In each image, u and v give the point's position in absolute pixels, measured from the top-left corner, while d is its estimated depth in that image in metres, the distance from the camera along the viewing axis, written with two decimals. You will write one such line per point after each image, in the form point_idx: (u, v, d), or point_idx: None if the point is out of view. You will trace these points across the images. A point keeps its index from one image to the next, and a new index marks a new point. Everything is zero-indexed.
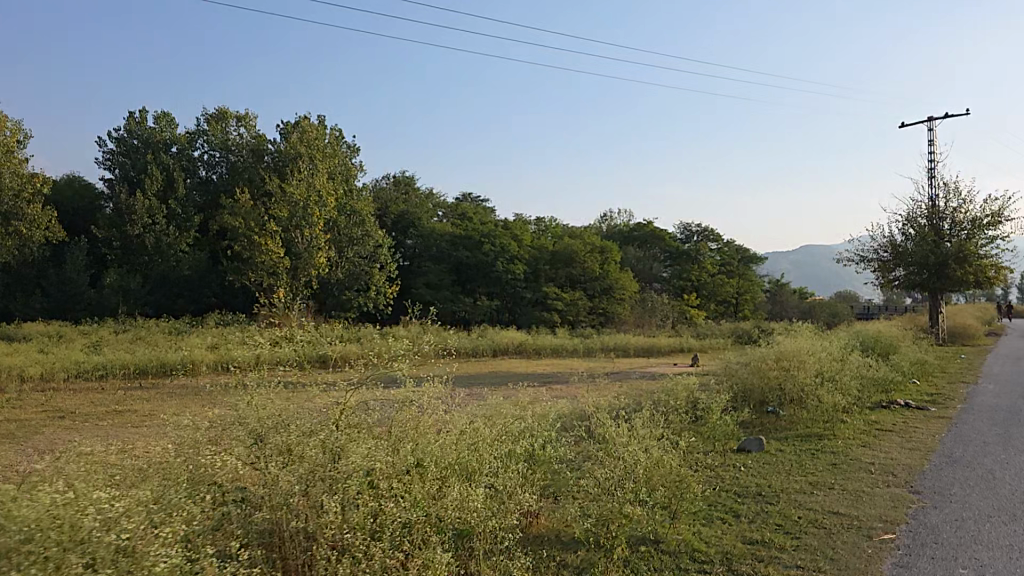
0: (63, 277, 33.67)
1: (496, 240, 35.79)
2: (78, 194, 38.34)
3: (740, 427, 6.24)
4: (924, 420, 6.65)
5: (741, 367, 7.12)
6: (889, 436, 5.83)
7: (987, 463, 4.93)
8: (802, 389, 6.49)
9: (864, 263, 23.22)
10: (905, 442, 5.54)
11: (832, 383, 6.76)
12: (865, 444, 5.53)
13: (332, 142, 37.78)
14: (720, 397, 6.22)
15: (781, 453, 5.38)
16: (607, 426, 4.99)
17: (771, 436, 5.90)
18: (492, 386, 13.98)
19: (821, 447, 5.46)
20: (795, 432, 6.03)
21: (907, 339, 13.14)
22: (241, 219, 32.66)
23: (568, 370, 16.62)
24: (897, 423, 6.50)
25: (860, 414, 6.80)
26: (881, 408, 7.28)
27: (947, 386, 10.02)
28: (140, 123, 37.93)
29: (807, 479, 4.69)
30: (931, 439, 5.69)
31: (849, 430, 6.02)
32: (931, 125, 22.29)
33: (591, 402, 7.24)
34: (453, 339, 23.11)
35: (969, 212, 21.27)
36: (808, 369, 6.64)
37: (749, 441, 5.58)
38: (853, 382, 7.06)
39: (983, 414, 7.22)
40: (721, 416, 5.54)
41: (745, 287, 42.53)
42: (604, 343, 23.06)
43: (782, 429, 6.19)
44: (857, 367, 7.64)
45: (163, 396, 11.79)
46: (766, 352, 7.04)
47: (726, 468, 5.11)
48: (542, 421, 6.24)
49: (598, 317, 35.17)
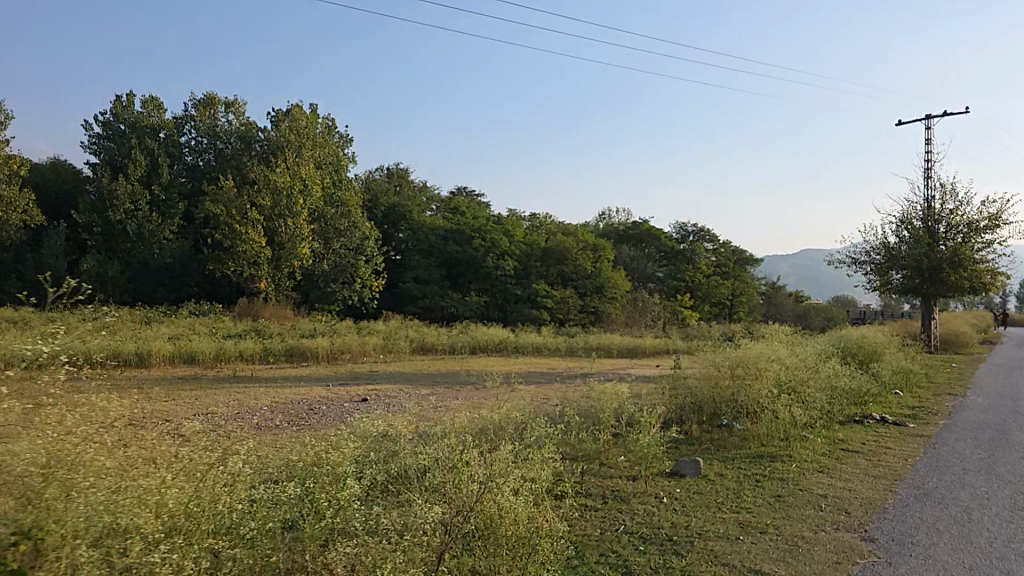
0: (40, 263, 33.16)
1: (486, 235, 34.90)
2: (61, 177, 37.68)
3: (680, 447, 5.45)
4: (899, 439, 5.89)
5: (690, 374, 6.37)
6: (851, 458, 5.03)
7: (963, 496, 4.13)
8: (758, 398, 5.67)
9: (856, 265, 22.41)
10: (870, 468, 4.74)
11: (794, 395, 5.96)
12: (824, 469, 4.72)
13: (324, 131, 36.96)
14: (648, 412, 5.42)
15: (720, 479, 4.59)
16: (499, 454, 4.22)
17: (712, 455, 5.13)
18: (456, 387, 13.19)
19: (766, 472, 4.66)
20: (744, 452, 5.21)
21: (894, 345, 12.38)
22: (222, 206, 31.25)
23: (544, 370, 15.74)
24: (864, 441, 5.71)
25: (824, 432, 6.02)
26: (853, 424, 6.52)
27: (933, 398, 9.23)
28: (126, 107, 37.05)
29: (739, 517, 3.89)
30: (902, 464, 4.91)
31: (808, 452, 5.21)
32: (931, 124, 21.49)
33: (525, 405, 6.45)
34: (432, 334, 22.33)
35: (965, 215, 20.47)
36: (766, 379, 5.81)
37: (682, 463, 4.80)
38: (822, 395, 6.26)
39: (966, 433, 6.44)
40: (649, 436, 4.77)
41: (740, 288, 41.79)
42: (588, 342, 22.19)
43: (728, 448, 5.36)
44: (830, 375, 6.85)
45: None
46: (722, 357, 6.22)
47: (648, 498, 4.35)
48: (456, 430, 5.46)
49: (588, 315, 34.22)
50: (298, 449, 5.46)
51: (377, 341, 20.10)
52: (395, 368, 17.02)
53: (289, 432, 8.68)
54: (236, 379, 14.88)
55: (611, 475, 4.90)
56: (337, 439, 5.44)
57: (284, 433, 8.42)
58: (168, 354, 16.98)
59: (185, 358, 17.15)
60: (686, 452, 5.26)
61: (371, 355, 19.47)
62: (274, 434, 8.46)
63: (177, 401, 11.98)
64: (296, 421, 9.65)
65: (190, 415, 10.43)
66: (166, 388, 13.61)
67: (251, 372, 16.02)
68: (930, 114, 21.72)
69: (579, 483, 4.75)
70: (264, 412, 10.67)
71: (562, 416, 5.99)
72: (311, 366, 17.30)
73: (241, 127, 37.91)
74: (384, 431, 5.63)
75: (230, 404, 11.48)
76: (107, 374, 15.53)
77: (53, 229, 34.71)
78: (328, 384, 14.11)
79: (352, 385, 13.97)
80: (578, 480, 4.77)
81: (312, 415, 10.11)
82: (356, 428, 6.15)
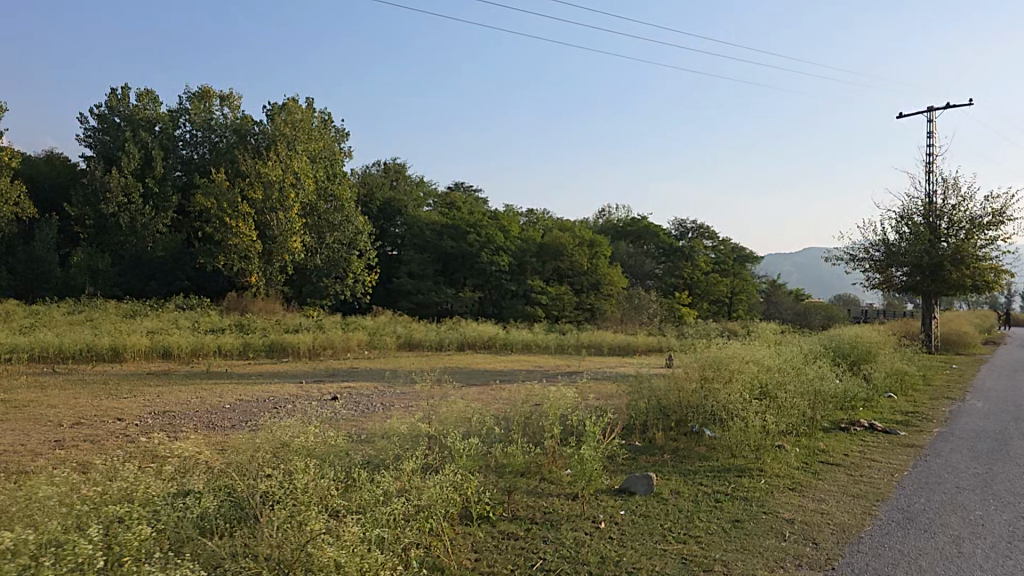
0: (32, 255, 32.73)
1: (482, 230, 34.12)
2: (55, 170, 37.23)
3: (639, 459, 4.90)
4: (889, 450, 5.33)
5: (657, 379, 5.78)
6: (829, 473, 4.50)
7: (954, 522, 3.57)
8: (728, 400, 5.04)
9: (854, 262, 21.79)
10: (848, 486, 4.19)
11: (770, 400, 5.39)
12: (796, 486, 4.19)
13: (320, 124, 36.42)
14: (596, 418, 4.87)
15: (674, 498, 4.07)
16: (403, 482, 3.69)
17: (670, 469, 4.60)
18: (432, 385, 12.66)
19: (725, 490, 4.17)
20: (708, 466, 4.67)
21: (889, 345, 11.80)
22: (213, 199, 30.62)
23: (529, 368, 15.15)
24: (847, 453, 5.13)
25: (803, 441, 5.48)
26: (836, 432, 5.98)
27: (931, 403, 8.62)
28: (121, 99, 36.56)
29: (681, 549, 3.35)
30: (886, 480, 4.37)
31: (783, 467, 4.66)
32: (933, 115, 20.81)
33: (477, 409, 5.87)
34: (419, 330, 21.83)
35: (967, 211, 19.81)
36: (737, 382, 5.26)
37: (632, 479, 4.25)
38: (803, 401, 5.67)
39: (963, 443, 5.86)
40: (592, 448, 4.24)
41: (739, 286, 41.12)
42: (579, 340, 21.61)
43: (694, 461, 4.81)
44: (814, 377, 6.25)
45: (63, 404, 10.64)
46: (692, 360, 5.66)
47: (584, 523, 3.80)
48: (390, 439, 4.90)
49: (584, 312, 33.57)
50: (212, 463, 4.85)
51: (361, 336, 19.56)
52: (376, 365, 16.44)
53: (243, 433, 8.11)
54: (210, 375, 14.36)
55: (548, 495, 4.35)
56: (255, 450, 4.86)
57: (235, 434, 7.85)
58: (145, 349, 16.50)
59: (161, 353, 16.65)
60: (642, 466, 4.72)
61: (356, 351, 18.91)
62: (225, 435, 7.89)
63: (142, 397, 11.48)
64: (254, 420, 9.07)
65: (148, 414, 9.89)
66: (134, 384, 13.09)
67: (227, 368, 15.47)
68: (933, 106, 21.02)
69: (502, 502, 4.24)
70: (224, 411, 10.10)
71: (509, 420, 5.43)
72: (293, 363, 16.75)
73: (236, 120, 37.35)
74: (314, 441, 5.03)
75: (192, 403, 10.93)
76: (79, 368, 15.02)
77: (45, 222, 34.32)
78: (301, 381, 13.56)
79: (327, 382, 13.42)
80: (504, 500, 4.24)
81: (274, 415, 9.52)
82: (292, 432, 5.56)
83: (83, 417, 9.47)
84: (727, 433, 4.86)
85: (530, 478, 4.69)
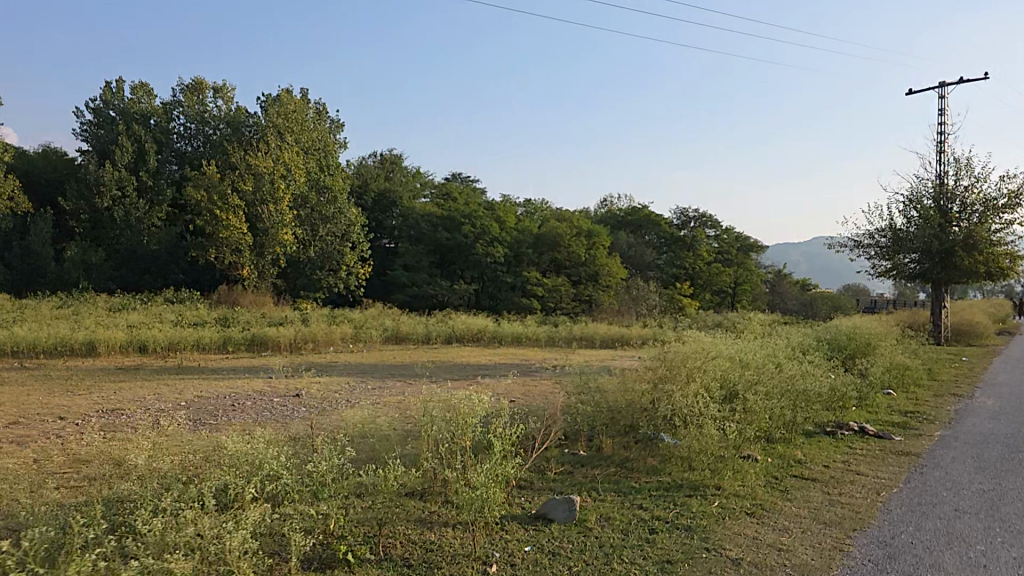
0: (27, 250, 32.27)
1: (477, 221, 33.38)
2: (51, 165, 36.71)
3: (579, 475, 4.37)
4: (873, 459, 4.72)
5: (608, 380, 5.15)
6: (802, 492, 3.97)
7: (949, 563, 3.00)
8: (687, 402, 4.40)
9: (859, 249, 20.85)
10: (815, 512, 3.66)
11: (735, 402, 4.80)
12: (755, 512, 3.69)
13: (315, 115, 35.79)
14: (516, 427, 4.25)
15: (594, 529, 3.54)
16: (199, 537, 3.10)
17: (612, 488, 4.10)
18: (406, 380, 12.01)
19: (667, 514, 3.67)
20: (655, 486, 4.14)
21: (891, 336, 11.01)
22: (204, 192, 30.04)
23: (514, 362, 14.42)
24: (827, 465, 4.55)
25: (774, 449, 4.90)
26: (815, 437, 5.37)
27: (936, 401, 7.84)
28: (116, 93, 36.03)
29: None
30: (868, 501, 3.80)
31: (743, 485, 4.13)
32: (942, 93, 19.78)
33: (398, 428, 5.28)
34: (406, 323, 21.16)
35: (981, 193, 18.82)
36: (694, 381, 4.66)
37: (550, 504, 3.74)
38: (777, 399, 5.06)
39: (965, 447, 5.23)
40: (495, 468, 3.68)
41: (744, 276, 40.20)
42: (571, 333, 20.88)
43: (642, 479, 4.28)
44: (794, 373, 5.60)
45: (12, 398, 10.04)
46: (654, 358, 5.03)
47: (470, 565, 3.23)
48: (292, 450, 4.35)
49: (582, 304, 32.85)
50: (95, 496, 4.21)
51: (346, 330, 18.97)
52: (357, 360, 15.78)
53: (181, 434, 7.36)
54: (180, 370, 13.68)
55: (442, 528, 3.79)
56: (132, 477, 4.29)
57: (170, 433, 7.07)
58: (120, 343, 15.85)
59: (137, 347, 16.00)
60: (574, 483, 4.23)
61: (339, 345, 18.30)
62: (158, 435, 7.12)
63: (100, 392, 10.86)
64: (202, 418, 8.38)
65: (95, 411, 9.04)
66: (97, 377, 12.43)
67: (200, 362, 14.79)
68: (943, 82, 19.97)
69: (375, 538, 3.66)
70: (177, 407, 9.32)
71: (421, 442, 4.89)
72: (272, 357, 16.14)
73: (230, 112, 36.78)
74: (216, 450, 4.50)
75: (150, 397, 10.29)
76: (50, 363, 14.36)
77: (40, 217, 33.84)
78: (270, 376, 12.91)
79: (296, 378, 12.77)
80: (377, 534, 3.68)
81: (227, 413, 8.84)
82: (201, 446, 4.89)
83: (23, 414, 8.76)
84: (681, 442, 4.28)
85: (428, 504, 4.15)
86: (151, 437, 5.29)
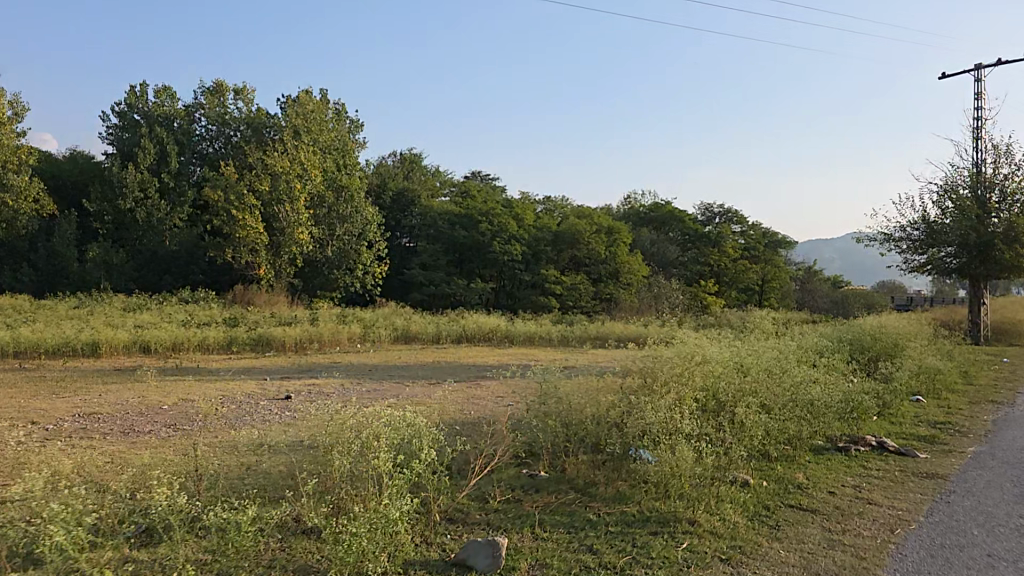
0: (51, 251, 32.67)
1: (494, 219, 32.86)
2: (77, 168, 37.12)
3: (532, 506, 4.05)
4: (872, 487, 4.30)
5: (574, 389, 4.96)
6: (792, 532, 3.60)
7: None
8: (659, 417, 4.19)
9: (889, 242, 19.77)
10: (797, 559, 3.27)
11: (718, 422, 4.58)
12: (731, 558, 3.32)
13: (334, 115, 35.68)
14: (431, 458, 3.87)
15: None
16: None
17: (564, 524, 3.78)
18: (403, 383, 11.50)
19: (624, 561, 3.32)
20: (612, 522, 3.79)
21: (921, 335, 10.18)
22: (221, 191, 30.02)
23: (521, 363, 13.90)
24: (832, 493, 4.19)
25: (763, 474, 4.54)
26: (821, 455, 4.98)
27: (969, 408, 7.08)
28: (140, 97, 36.22)
29: None
30: (870, 548, 3.37)
31: (714, 518, 3.77)
32: (979, 76, 18.61)
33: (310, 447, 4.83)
34: (418, 322, 20.74)
35: (1022, 180, 17.66)
36: (672, 399, 4.43)
37: (473, 548, 3.34)
38: (769, 418, 4.73)
39: (993, 467, 4.70)
40: (384, 510, 3.30)
41: (772, 273, 38.87)
42: (586, 331, 20.24)
43: (606, 510, 3.95)
44: (793, 386, 5.23)
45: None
46: (641, 374, 4.91)
47: None
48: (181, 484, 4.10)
49: (602, 302, 32.03)
50: None
51: (354, 329, 18.62)
52: (361, 360, 15.34)
53: (151, 438, 6.94)
54: (182, 371, 13.35)
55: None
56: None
57: (138, 440, 6.66)
58: (123, 342, 15.67)
59: (141, 347, 15.81)
60: (520, 514, 3.93)
61: (345, 345, 17.98)
62: (127, 441, 6.71)
63: (92, 391, 10.58)
64: (185, 421, 8.02)
65: (77, 412, 8.69)
66: (95, 377, 12.15)
67: (199, 364, 14.50)
68: (979, 64, 18.79)
69: None
70: (157, 410, 8.88)
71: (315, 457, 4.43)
72: (275, 357, 15.85)
73: (251, 114, 36.84)
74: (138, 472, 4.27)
75: (139, 398, 9.93)
76: (49, 363, 14.17)
77: (64, 218, 34.21)
78: (263, 378, 12.53)
79: (293, 379, 12.35)
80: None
81: (212, 415, 8.46)
82: (141, 466, 4.59)
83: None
84: (657, 466, 3.93)
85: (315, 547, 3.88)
86: (94, 461, 4.90)
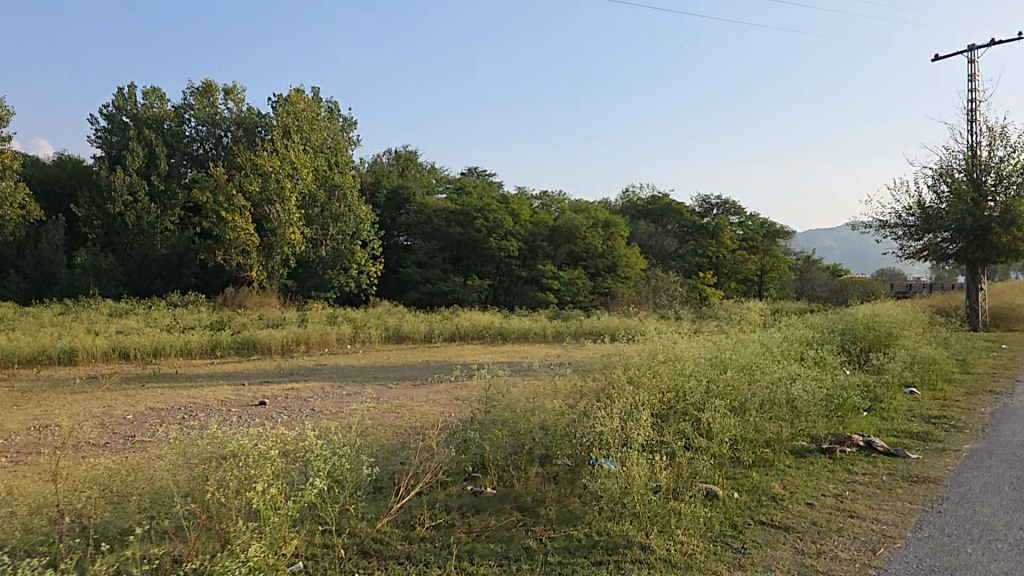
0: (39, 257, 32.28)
1: (491, 214, 32.33)
2: (65, 172, 36.60)
3: (465, 537, 3.72)
4: (851, 497, 3.93)
5: (528, 402, 4.66)
6: (754, 558, 3.25)
7: None
8: (612, 427, 3.87)
9: (884, 229, 19.39)
10: None
11: (681, 428, 4.24)
12: None
13: (326, 113, 35.14)
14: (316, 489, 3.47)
15: None
16: None
17: (500, 557, 3.47)
18: (386, 385, 11.15)
19: None
20: (554, 556, 3.44)
21: (917, 322, 9.82)
22: (209, 193, 29.56)
23: (512, 361, 13.56)
24: (810, 505, 3.83)
25: (736, 482, 4.20)
26: (803, 459, 4.62)
27: (967, 399, 6.70)
28: (127, 99, 35.68)
29: None
30: None
31: (669, 542, 3.43)
32: (975, 55, 18.17)
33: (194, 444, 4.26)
34: (413, 321, 20.37)
35: (1016, 162, 17.22)
36: (627, 407, 4.14)
37: None
38: (739, 424, 4.40)
39: (992, 468, 4.30)
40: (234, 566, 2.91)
41: (772, 263, 38.51)
42: (581, 327, 19.88)
43: (551, 541, 3.62)
44: (771, 384, 4.92)
45: None
46: (599, 384, 4.65)
47: None
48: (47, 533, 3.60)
49: (601, 297, 31.72)
50: None
51: (344, 330, 18.21)
52: (349, 361, 15.02)
53: (105, 453, 6.55)
54: (163, 378, 12.96)
55: None
56: None
57: (89, 456, 6.26)
58: (101, 350, 15.31)
59: (121, 354, 15.47)
60: (454, 547, 3.61)
61: (334, 346, 17.62)
62: (79, 457, 6.33)
63: (63, 402, 10.15)
64: (151, 433, 7.66)
65: (34, 425, 8.32)
66: (72, 387, 11.75)
67: (181, 370, 14.13)
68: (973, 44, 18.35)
69: None
70: (119, 420, 8.52)
71: (192, 466, 3.89)
72: (260, 361, 15.47)
73: (241, 113, 36.30)
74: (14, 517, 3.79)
75: (108, 408, 9.56)
76: (23, 373, 13.82)
77: (52, 223, 33.77)
78: (242, 383, 12.16)
79: (275, 384, 11.97)
80: None
81: (180, 427, 8.08)
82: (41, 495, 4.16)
83: None
84: (609, 481, 3.61)
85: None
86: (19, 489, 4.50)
